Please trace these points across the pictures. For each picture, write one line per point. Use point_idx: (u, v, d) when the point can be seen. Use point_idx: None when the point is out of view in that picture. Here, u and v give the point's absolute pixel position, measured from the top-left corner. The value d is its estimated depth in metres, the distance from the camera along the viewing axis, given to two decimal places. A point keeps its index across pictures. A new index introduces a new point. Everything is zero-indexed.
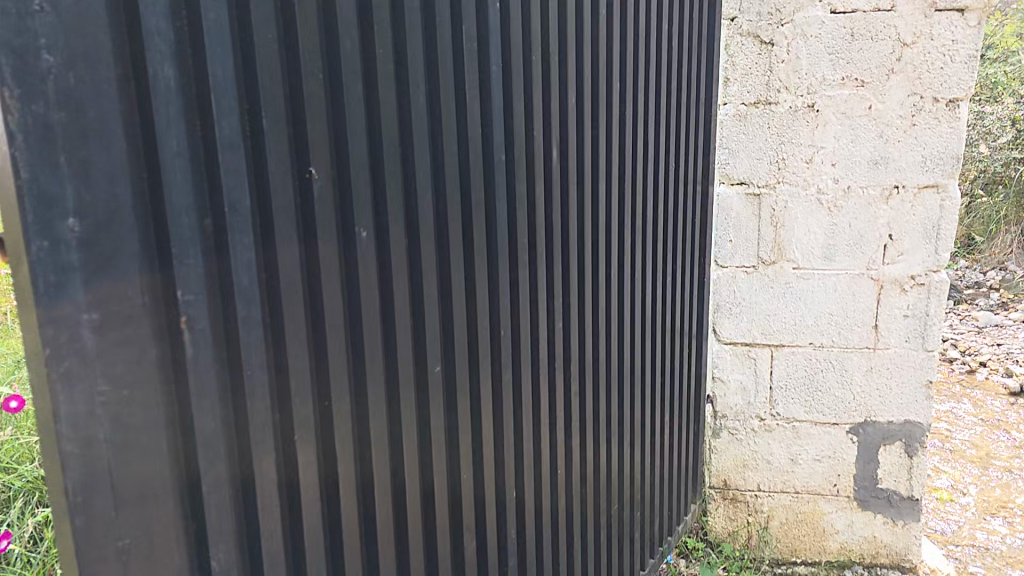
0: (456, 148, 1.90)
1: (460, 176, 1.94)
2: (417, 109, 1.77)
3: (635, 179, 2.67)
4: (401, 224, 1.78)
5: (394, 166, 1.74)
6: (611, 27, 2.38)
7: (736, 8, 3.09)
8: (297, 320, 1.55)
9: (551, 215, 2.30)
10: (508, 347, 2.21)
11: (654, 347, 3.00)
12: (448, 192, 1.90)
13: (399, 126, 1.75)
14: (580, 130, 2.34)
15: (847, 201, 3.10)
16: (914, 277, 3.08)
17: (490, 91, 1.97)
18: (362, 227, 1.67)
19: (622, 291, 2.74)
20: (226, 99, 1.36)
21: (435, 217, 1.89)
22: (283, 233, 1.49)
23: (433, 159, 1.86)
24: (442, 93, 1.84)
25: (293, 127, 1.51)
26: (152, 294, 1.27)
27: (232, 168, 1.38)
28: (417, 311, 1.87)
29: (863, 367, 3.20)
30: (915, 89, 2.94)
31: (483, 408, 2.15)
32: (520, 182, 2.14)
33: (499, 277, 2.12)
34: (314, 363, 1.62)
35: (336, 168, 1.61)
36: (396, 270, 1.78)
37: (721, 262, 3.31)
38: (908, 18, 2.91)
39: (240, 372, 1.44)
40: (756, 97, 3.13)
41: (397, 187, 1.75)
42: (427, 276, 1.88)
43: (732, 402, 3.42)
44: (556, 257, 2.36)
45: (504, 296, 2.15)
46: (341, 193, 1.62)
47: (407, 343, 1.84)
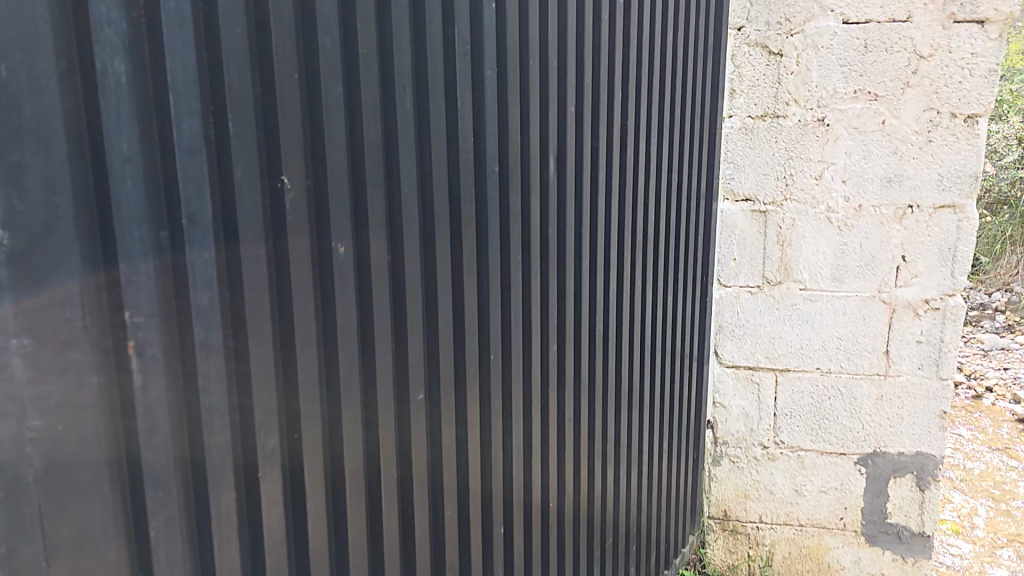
0: (445, 159, 1.75)
1: (450, 189, 1.78)
2: (405, 115, 1.61)
3: (636, 195, 2.53)
4: (384, 241, 1.62)
5: (378, 177, 1.58)
6: (614, 35, 2.25)
7: (743, 16, 2.97)
8: (265, 348, 1.37)
9: (547, 233, 2.15)
10: (499, 374, 2.05)
11: (653, 372, 2.84)
12: (436, 206, 1.74)
13: (385, 133, 1.59)
14: (579, 143, 2.20)
15: (858, 221, 2.96)
16: (929, 301, 2.95)
17: (485, 98, 1.82)
18: (340, 244, 1.50)
19: (621, 314, 2.58)
20: (187, 98, 1.19)
21: (423, 233, 1.73)
22: (251, 250, 1.32)
23: (420, 170, 1.69)
24: (433, 99, 1.68)
25: (264, 131, 1.34)
26: (96, 317, 1.10)
27: (193, 176, 1.21)
28: (399, 336, 1.70)
29: (873, 395, 3.05)
30: (932, 104, 2.83)
31: (471, 441, 1.97)
32: (515, 197, 1.98)
33: (491, 299, 1.96)
34: (283, 397, 1.43)
35: (313, 177, 1.44)
36: (377, 292, 1.61)
37: (725, 281, 3.16)
38: (926, 30, 2.79)
39: (198, 409, 1.25)
40: (764, 109, 3.00)
41: (380, 201, 1.59)
42: (412, 297, 1.71)
43: (734, 428, 3.26)
44: (551, 277, 2.20)
45: (494, 319, 1.99)
46: (318, 206, 1.46)
47: (388, 373, 1.67)
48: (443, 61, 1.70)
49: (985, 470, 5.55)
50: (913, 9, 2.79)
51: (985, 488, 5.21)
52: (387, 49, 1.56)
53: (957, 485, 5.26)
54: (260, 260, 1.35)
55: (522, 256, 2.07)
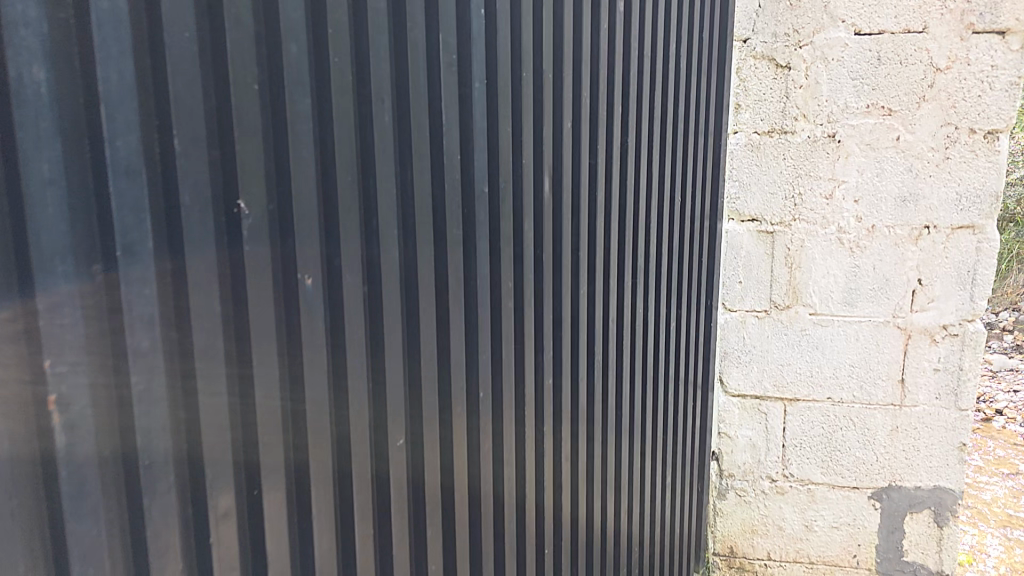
0: (430, 178, 1.47)
1: (435, 208, 1.50)
2: (383, 131, 1.34)
3: (636, 215, 2.33)
4: (362, 277, 1.34)
5: (351, 201, 1.29)
6: (614, 43, 2.07)
7: (748, 28, 2.83)
8: (220, 415, 1.10)
9: (541, 259, 1.88)
10: (489, 425, 1.77)
11: (654, 407, 2.62)
12: (420, 237, 1.45)
13: (359, 152, 1.31)
14: (577, 160, 1.99)
15: (872, 242, 2.82)
16: (946, 327, 2.80)
17: (475, 110, 1.57)
18: (312, 279, 1.23)
19: (620, 346, 2.35)
20: (122, 113, 0.95)
21: (404, 265, 1.44)
22: (201, 293, 1.06)
23: (400, 194, 1.41)
24: (417, 111, 1.41)
25: (220, 150, 1.07)
26: (11, 377, 0.87)
27: (130, 205, 0.96)
28: (377, 388, 1.41)
29: (888, 426, 2.89)
30: (949, 118, 2.70)
31: (459, 509, 1.66)
32: (508, 221, 1.73)
33: (482, 337, 1.68)
34: (239, 474, 1.16)
35: (278, 203, 1.16)
36: (351, 340, 1.31)
37: (728, 305, 3.01)
38: (943, 41, 2.66)
39: (139, 495, 1.01)
40: (770, 125, 2.86)
41: (355, 228, 1.30)
42: (391, 342, 1.41)
43: (740, 460, 3.09)
44: (547, 310, 1.94)
45: (485, 362, 1.71)
46: (282, 235, 1.18)
47: (364, 432, 1.38)
48: (426, 67, 1.45)
49: (995, 496, 5.40)
50: (929, 19, 2.66)
51: (1002, 515, 5.06)
52: (363, 51, 1.29)
53: (975, 512, 5.11)
54: (212, 306, 1.08)
55: (516, 288, 1.80)
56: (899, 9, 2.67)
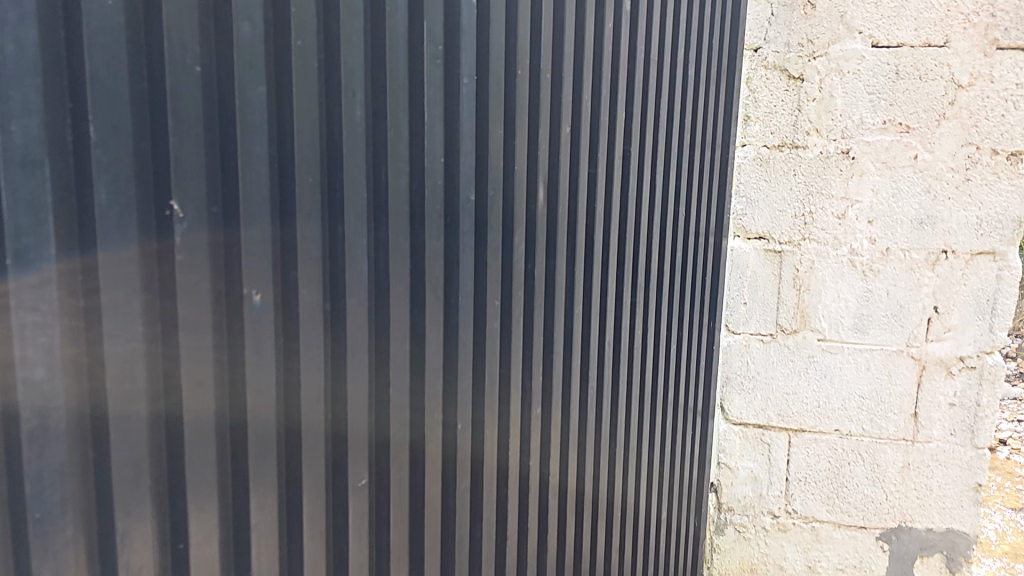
0: (406, 183, 1.29)
1: (411, 215, 1.31)
2: (354, 126, 1.16)
3: (637, 229, 2.16)
4: (321, 294, 1.15)
5: (311, 207, 1.11)
6: (619, 42, 1.90)
7: (760, 37, 2.71)
8: (137, 456, 0.92)
9: (531, 276, 1.69)
10: (468, 467, 1.55)
11: (652, 436, 2.42)
12: (394, 250, 1.28)
13: (322, 151, 1.13)
14: (575, 167, 1.81)
15: (885, 266, 2.68)
16: (963, 358, 2.65)
17: (461, 106, 1.38)
18: (261, 293, 1.06)
19: (617, 372, 2.15)
20: (22, 92, 0.78)
21: (372, 282, 1.26)
22: (121, 310, 0.88)
23: (369, 199, 1.23)
24: (394, 104, 1.24)
25: (152, 140, 0.90)
26: None
27: (27, 202, 0.80)
28: (337, 423, 1.21)
29: (899, 462, 2.72)
30: (970, 138, 2.57)
31: (429, 560, 1.45)
32: (496, 234, 1.53)
33: (462, 364, 1.49)
34: (162, 525, 0.98)
35: (223, 206, 0.99)
36: (308, 364, 1.14)
37: (732, 328, 2.85)
38: (965, 57, 2.54)
39: (28, 555, 0.84)
40: (781, 139, 2.73)
41: (316, 235, 1.13)
42: (355, 369, 1.23)
43: (740, 493, 2.91)
44: (537, 332, 1.74)
45: (465, 392, 1.51)
46: (227, 246, 1.00)
47: (319, 475, 1.19)
48: (406, 54, 1.26)
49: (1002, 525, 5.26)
50: (951, 33, 2.54)
51: None
52: (332, 31, 1.12)
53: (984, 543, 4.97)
54: (132, 327, 0.90)
55: (503, 308, 1.60)
56: (919, 21, 2.56)
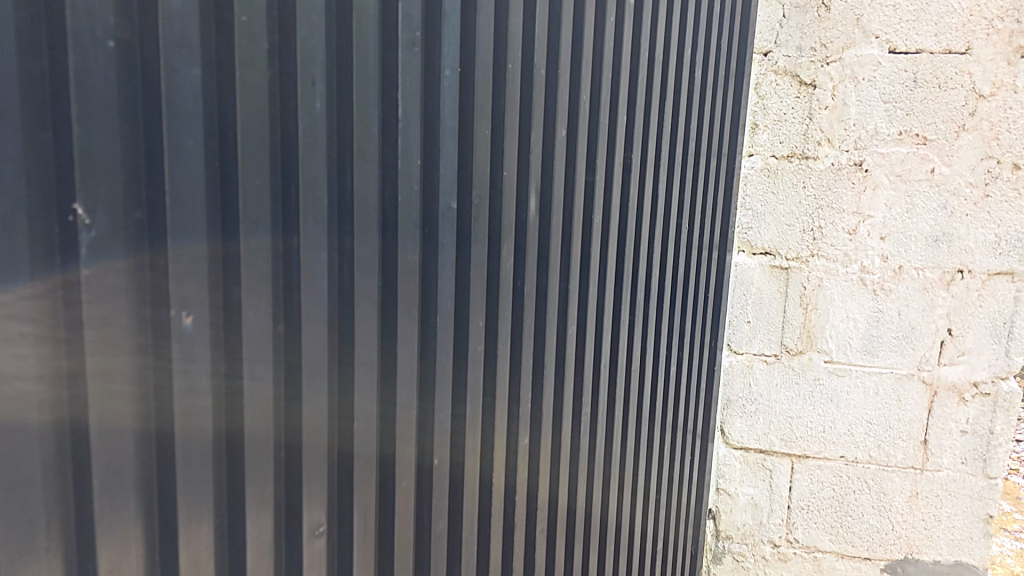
0: (376, 186, 1.10)
1: (381, 222, 1.12)
2: (312, 117, 0.97)
3: (636, 241, 2.01)
4: (271, 316, 0.96)
5: (260, 212, 0.92)
6: (621, 39, 1.76)
7: (771, 40, 2.58)
8: (32, 526, 0.75)
9: (521, 293, 1.52)
10: (446, 505, 1.35)
11: (649, 462, 2.27)
12: (360, 265, 1.08)
13: (271, 145, 0.93)
14: (571, 174, 1.66)
15: (897, 285, 2.56)
16: (977, 384, 2.54)
17: (443, 99, 1.21)
18: (194, 316, 0.86)
19: (613, 394, 1.99)
20: None
21: (331, 300, 1.05)
22: (7, 339, 0.71)
23: (329, 201, 1.02)
24: (363, 95, 1.05)
25: (54, 129, 0.74)
26: None
27: None
28: (291, 465, 1.02)
29: (907, 491, 2.62)
30: (990, 151, 2.45)
31: None
32: (482, 247, 1.36)
33: (442, 394, 1.29)
34: None
35: (149, 210, 0.81)
36: (252, 399, 0.94)
37: (735, 347, 2.72)
38: (987, 65, 2.42)
39: None
40: (790, 149, 2.61)
41: (267, 242, 0.94)
42: (312, 402, 1.03)
43: (740, 521, 2.79)
44: (528, 355, 1.57)
45: (444, 424, 1.31)
46: (151, 253, 0.81)
47: (264, 539, 0.99)
48: (378, 36, 1.08)
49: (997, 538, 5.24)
50: (973, 39, 2.42)
51: None
52: (286, 4, 0.93)
53: None
54: (22, 360, 0.73)
55: (489, 330, 1.43)
56: (940, 26, 2.44)
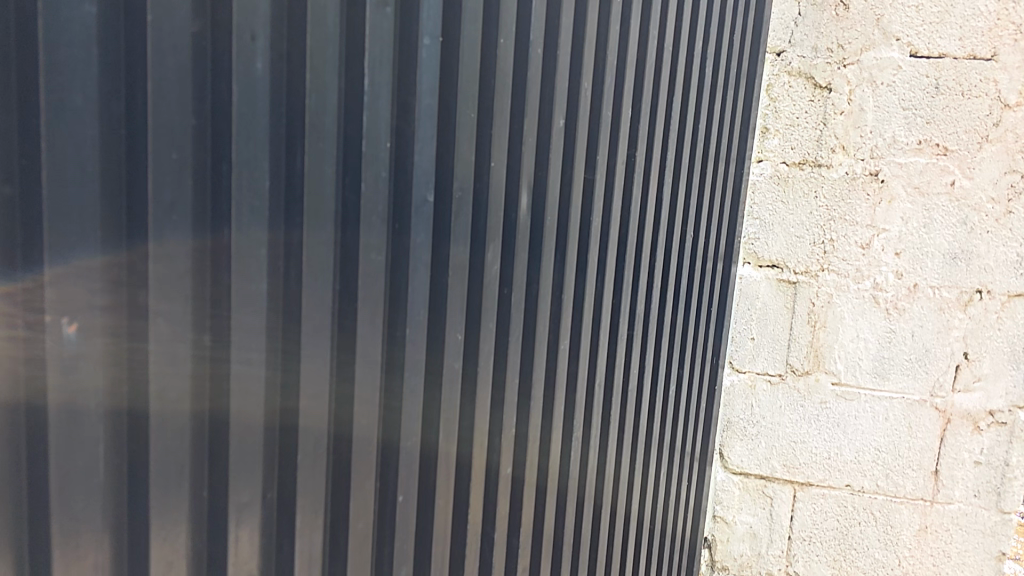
0: (332, 169, 0.94)
1: (340, 211, 0.96)
2: (252, 79, 0.82)
3: (638, 247, 1.87)
4: (193, 324, 0.79)
5: (177, 198, 0.76)
6: (628, 26, 1.62)
7: (785, 40, 2.46)
8: None
9: (508, 301, 1.37)
10: (412, 547, 1.18)
11: (643, 486, 2.10)
12: (313, 263, 0.92)
13: (196, 115, 0.77)
14: (569, 170, 1.51)
15: (912, 304, 2.43)
16: (993, 413, 2.42)
17: (419, 71, 1.06)
18: (79, 324, 0.70)
19: (608, 412, 1.83)
20: None
21: (273, 305, 0.89)
22: None
23: (271, 185, 0.87)
24: (319, 60, 0.90)
25: None
26: None
27: None
28: (214, 510, 0.85)
29: (916, 524, 2.49)
30: (1014, 165, 2.34)
31: None
32: (463, 245, 1.22)
33: (407, 419, 1.12)
34: None
35: (22, 188, 0.68)
36: (164, 427, 0.77)
37: (737, 365, 2.58)
38: (1014, 73, 2.31)
39: None
40: (802, 155, 2.48)
41: (186, 236, 0.77)
42: (250, 426, 0.87)
43: (737, 551, 2.66)
44: (514, 369, 1.41)
45: (411, 453, 1.14)
46: (25, 243, 0.68)
47: None
48: None
49: None
50: (1000, 45, 2.31)
51: None
52: None
53: None
54: None
55: (469, 343, 1.29)
56: (965, 30, 2.33)
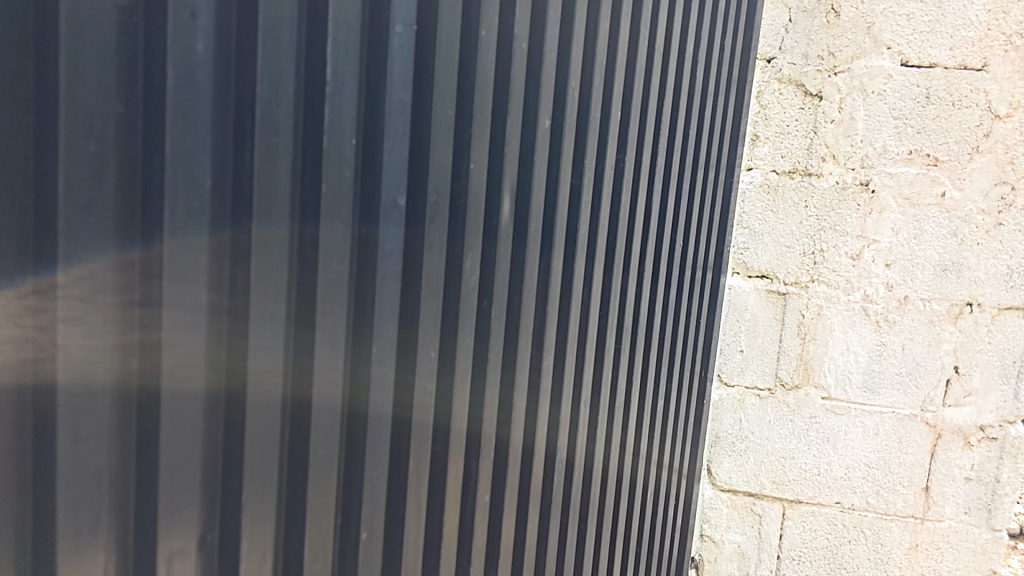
0: (285, 167, 0.92)
1: (297, 212, 0.94)
2: (190, 63, 0.81)
3: (626, 257, 1.80)
4: (118, 328, 0.79)
5: (95, 196, 0.76)
6: (619, 24, 1.56)
7: (775, 46, 2.43)
8: None
9: (488, 312, 1.30)
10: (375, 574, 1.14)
11: (629, 506, 2.02)
12: (262, 268, 0.90)
13: (124, 103, 0.78)
14: (554, 172, 1.44)
15: (903, 316, 2.40)
16: (984, 428, 2.39)
17: (391, 65, 1.03)
18: None
19: (594, 426, 1.75)
20: None
21: (216, 312, 0.87)
22: None
23: (213, 185, 0.85)
24: (274, 57, 0.88)
25: None
26: None
27: None
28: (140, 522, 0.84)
29: (906, 542, 2.45)
30: (1004, 176, 2.32)
31: None
32: (437, 252, 1.16)
33: (371, 446, 1.09)
34: None
35: None
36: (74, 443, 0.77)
37: (725, 379, 2.53)
38: (1004, 84, 2.30)
39: None
40: (792, 164, 2.44)
41: (107, 239, 0.77)
42: (185, 439, 0.85)
43: (724, 571, 2.59)
44: (494, 388, 1.35)
45: (377, 481, 1.11)
46: None
47: None
48: None
49: None
50: (990, 55, 2.30)
51: None
52: None
53: None
54: None
55: (444, 361, 1.23)
56: (955, 40, 2.32)
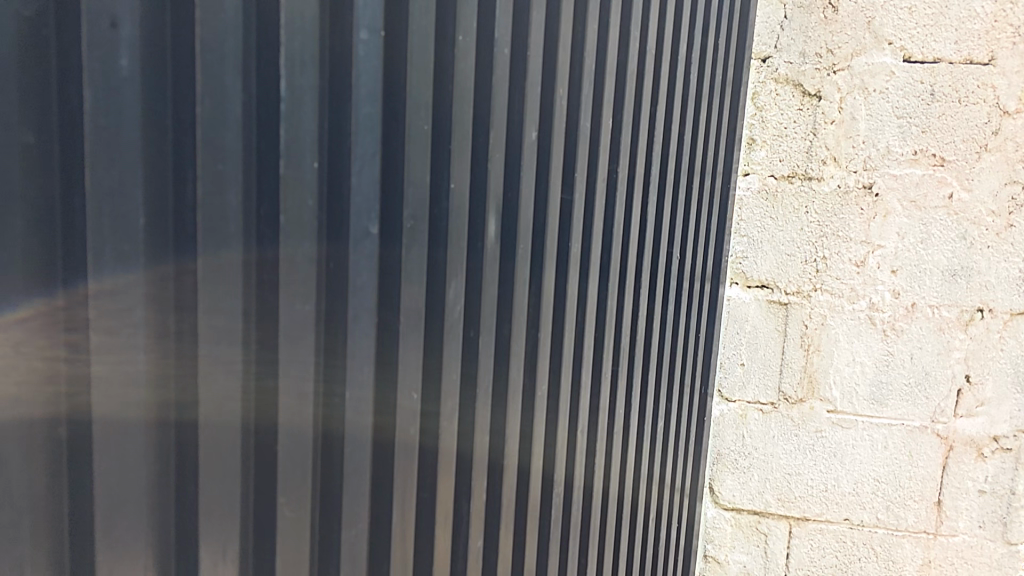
0: (237, 199, 0.81)
1: (253, 244, 0.84)
2: (114, 82, 0.71)
3: (621, 273, 1.70)
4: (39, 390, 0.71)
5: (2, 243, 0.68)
6: (608, 25, 1.47)
7: (770, 45, 2.34)
8: None
9: (474, 344, 1.21)
10: None
11: (631, 533, 1.94)
12: (214, 316, 0.80)
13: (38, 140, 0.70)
14: (542, 189, 1.35)
15: (909, 325, 2.31)
16: (997, 438, 2.31)
17: (355, 80, 0.93)
18: None
19: (592, 452, 1.66)
20: None
21: (159, 372, 0.78)
22: None
23: (148, 224, 0.75)
24: (218, 76, 0.78)
25: None
26: None
27: None
28: None
29: (919, 558, 2.37)
30: (1014, 175, 2.23)
31: None
32: (416, 283, 1.06)
33: (350, 503, 1.00)
34: None
35: None
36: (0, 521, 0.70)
37: (726, 394, 2.44)
38: (1012, 78, 2.20)
39: None
40: (791, 168, 2.35)
41: (17, 289, 0.69)
42: (130, 518, 0.77)
43: None
44: (484, 427, 1.25)
45: (357, 541, 1.02)
46: None
47: None
48: None
49: None
50: (998, 48, 2.20)
51: None
52: None
53: None
54: None
55: (428, 401, 1.14)
56: (960, 33, 2.22)
